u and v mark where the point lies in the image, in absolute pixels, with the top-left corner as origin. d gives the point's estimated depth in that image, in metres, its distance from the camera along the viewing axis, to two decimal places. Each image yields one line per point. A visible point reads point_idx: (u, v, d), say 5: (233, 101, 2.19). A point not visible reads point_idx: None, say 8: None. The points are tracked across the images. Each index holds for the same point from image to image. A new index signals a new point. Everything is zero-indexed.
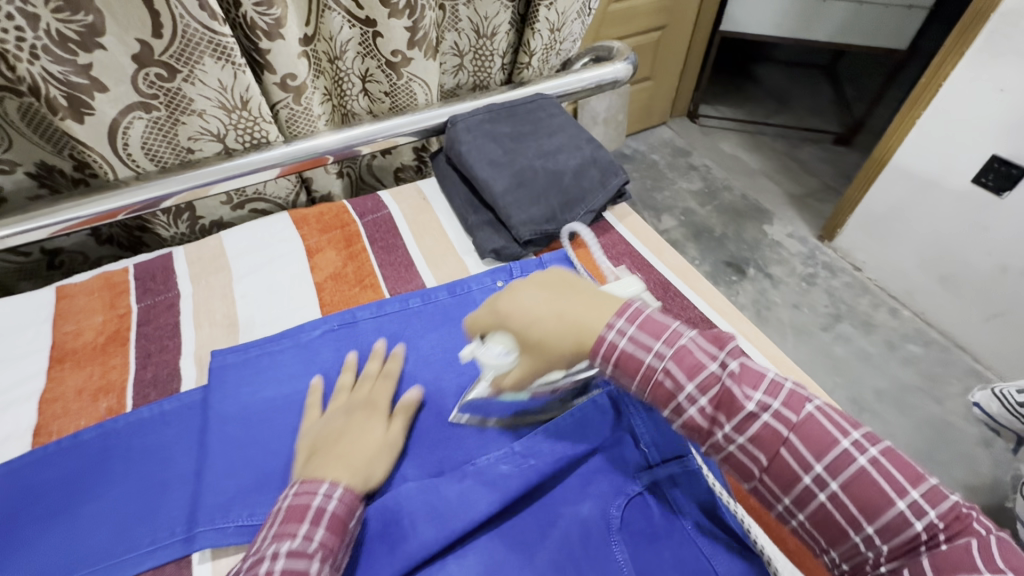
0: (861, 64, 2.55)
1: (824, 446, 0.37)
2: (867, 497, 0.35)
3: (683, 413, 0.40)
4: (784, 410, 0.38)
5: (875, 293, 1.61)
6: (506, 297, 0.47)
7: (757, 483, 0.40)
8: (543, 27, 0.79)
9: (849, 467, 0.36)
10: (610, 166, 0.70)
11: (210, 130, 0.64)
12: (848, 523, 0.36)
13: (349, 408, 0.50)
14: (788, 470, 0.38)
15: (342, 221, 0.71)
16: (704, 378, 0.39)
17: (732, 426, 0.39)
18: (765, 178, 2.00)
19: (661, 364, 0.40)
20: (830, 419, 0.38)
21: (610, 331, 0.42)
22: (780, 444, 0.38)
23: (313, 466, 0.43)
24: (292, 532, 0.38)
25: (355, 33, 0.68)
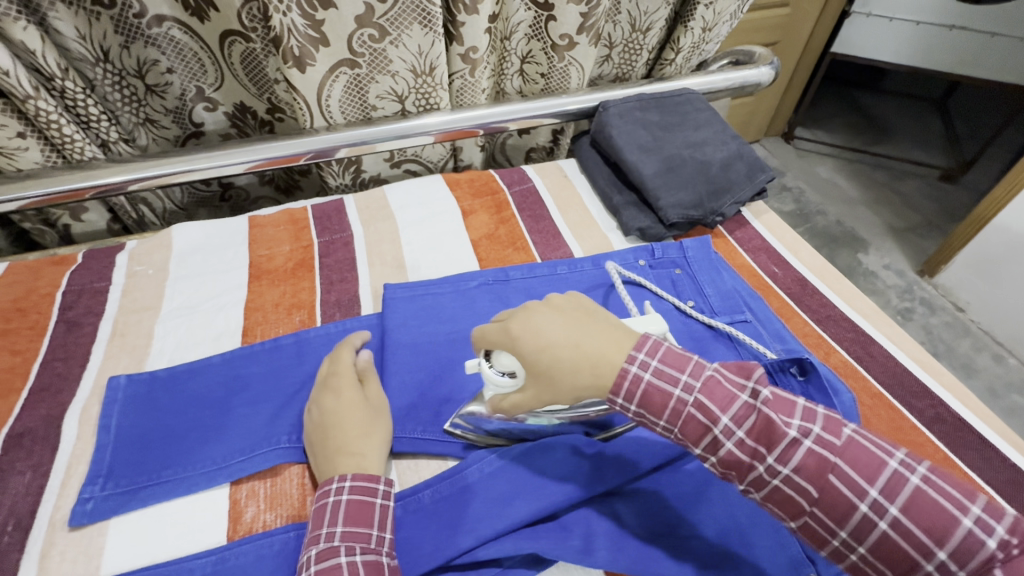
0: (975, 100, 2.41)
1: (873, 469, 0.33)
2: (925, 517, 0.31)
3: (721, 450, 0.36)
4: (827, 435, 0.34)
5: (978, 336, 1.54)
6: (520, 317, 0.40)
7: (807, 518, 0.35)
8: (695, 25, 0.82)
9: (905, 488, 0.32)
10: (758, 162, 0.72)
11: (395, 92, 0.71)
12: (915, 551, 0.31)
13: (318, 396, 0.49)
14: (841, 497, 0.33)
15: (492, 189, 0.76)
16: (740, 409, 0.36)
17: (776, 458, 0.34)
18: (862, 207, 1.93)
19: (692, 397, 0.36)
20: (870, 441, 0.34)
21: (632, 364, 0.38)
22: (829, 472, 0.33)
23: (323, 468, 0.45)
24: (316, 536, 0.40)
25: (529, 16, 0.73)
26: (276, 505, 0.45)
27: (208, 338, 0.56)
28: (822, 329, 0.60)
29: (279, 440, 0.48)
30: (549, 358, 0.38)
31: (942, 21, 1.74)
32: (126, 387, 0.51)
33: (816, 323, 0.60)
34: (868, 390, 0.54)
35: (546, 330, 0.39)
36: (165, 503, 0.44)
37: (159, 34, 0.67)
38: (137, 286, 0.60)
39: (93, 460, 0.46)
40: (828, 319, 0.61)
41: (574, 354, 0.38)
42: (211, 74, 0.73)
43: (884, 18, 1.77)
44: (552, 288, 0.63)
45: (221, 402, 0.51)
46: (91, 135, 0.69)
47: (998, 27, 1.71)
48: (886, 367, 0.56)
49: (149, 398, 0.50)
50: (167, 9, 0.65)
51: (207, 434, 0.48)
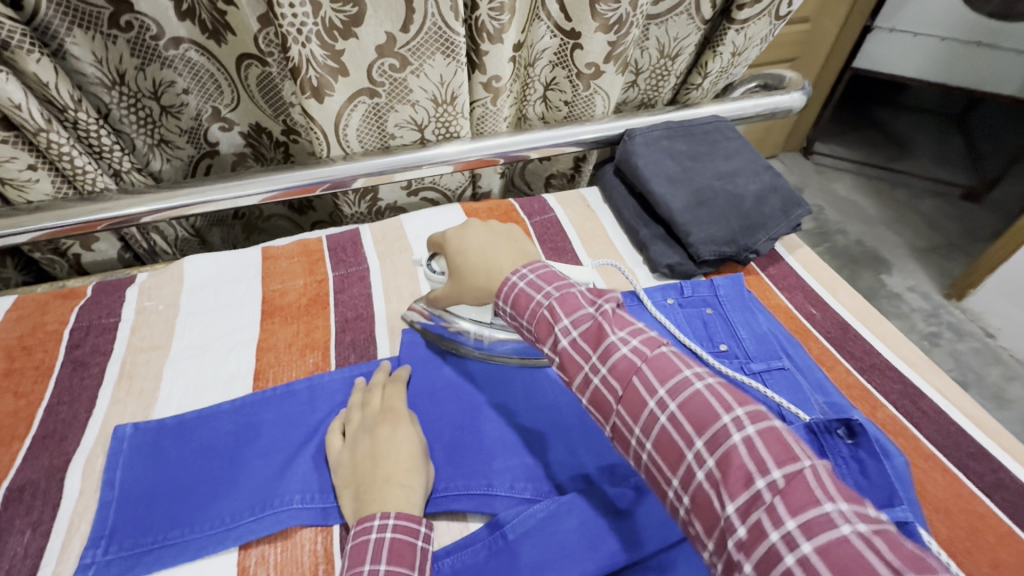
0: (1000, 116, 2.36)
1: (703, 421, 0.33)
2: (733, 466, 0.31)
3: (590, 388, 0.38)
4: (675, 391, 0.35)
5: (1009, 365, 1.48)
6: (456, 232, 0.52)
7: (648, 463, 0.35)
8: (725, 50, 0.79)
9: (724, 442, 0.32)
10: (793, 197, 0.68)
11: (415, 121, 0.68)
12: (715, 491, 0.31)
13: (370, 425, 0.48)
14: (672, 443, 0.34)
15: (512, 220, 0.74)
16: (607, 350, 0.37)
17: (629, 401, 0.36)
18: (884, 226, 1.89)
19: (568, 337, 0.40)
20: (716, 397, 0.34)
21: (517, 276, 0.44)
22: (665, 419, 0.34)
23: (368, 500, 0.42)
24: (355, 573, 0.36)
25: (554, 43, 0.71)
26: (285, 575, 0.42)
27: (217, 381, 0.54)
28: (866, 379, 0.56)
29: (291, 499, 0.45)
30: (459, 257, 0.50)
31: (968, 38, 1.69)
32: (131, 437, 0.48)
33: (860, 372, 0.57)
34: (919, 450, 0.51)
35: (465, 238, 0.51)
36: (170, 570, 0.42)
37: (175, 56, 0.65)
38: (146, 323, 0.58)
39: (95, 520, 0.43)
40: (872, 368, 0.58)
41: (480, 257, 0.49)
42: (227, 94, 0.71)
43: (908, 34, 1.73)
44: None
45: (230, 455, 0.48)
46: (104, 165, 0.67)
47: None
48: (938, 424, 0.53)
49: (156, 448, 0.48)
50: (185, 32, 0.63)
51: (216, 489, 0.46)
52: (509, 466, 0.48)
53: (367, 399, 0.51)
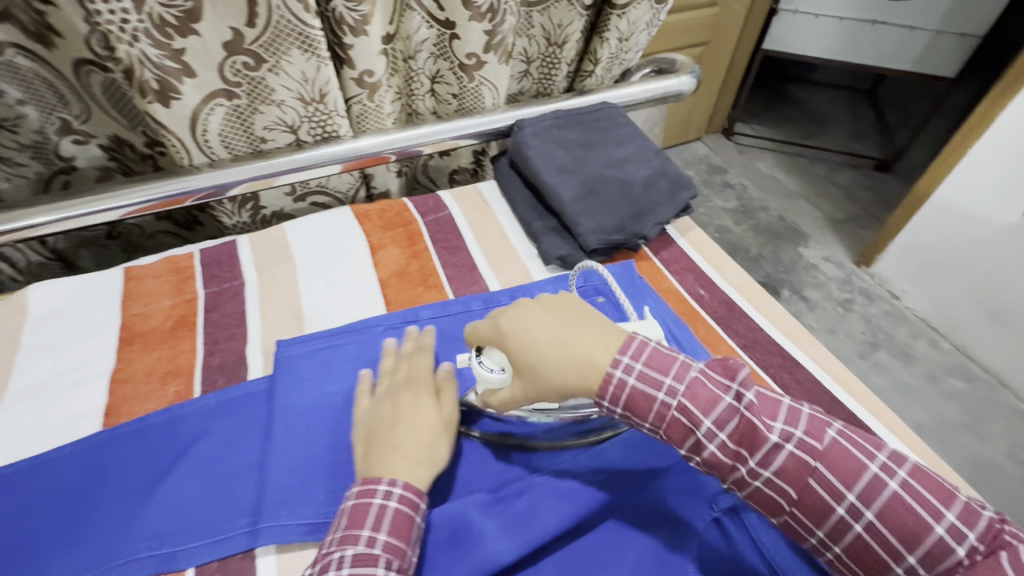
0: (902, 90, 2.51)
1: (853, 474, 0.36)
2: (898, 523, 0.34)
3: (703, 451, 0.38)
4: (808, 439, 0.37)
5: (915, 323, 1.56)
6: (509, 314, 0.44)
7: (786, 517, 0.37)
8: (612, 36, 0.79)
9: (880, 497, 0.35)
10: (680, 179, 0.69)
11: (285, 121, 0.64)
12: (885, 553, 0.35)
13: (395, 391, 0.48)
14: (820, 499, 0.36)
15: (404, 220, 0.71)
16: (723, 413, 0.38)
17: (757, 460, 0.36)
18: (801, 200, 1.97)
19: (675, 401, 0.38)
20: (853, 443, 0.37)
21: (616, 368, 0.40)
22: (807, 475, 0.36)
23: (373, 463, 0.42)
24: (355, 537, 0.38)
25: (431, 34, 0.68)
26: None
27: (63, 421, 0.49)
28: (749, 356, 0.58)
29: (137, 547, 0.42)
30: (532, 357, 0.41)
31: (863, 16, 1.78)
32: None
33: (744, 350, 0.58)
34: None
35: (535, 339, 0.42)
36: None
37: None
38: None
39: None
40: (754, 345, 0.59)
41: (566, 347, 0.41)
42: (74, 105, 0.64)
43: (810, 14, 1.80)
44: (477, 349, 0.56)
45: (74, 502, 0.44)
46: None
47: (915, 20, 1.76)
48: (813, 395, 0.55)
49: None
50: (3, 35, 0.56)
51: (55, 543, 0.42)
52: None
53: (393, 368, 0.50)
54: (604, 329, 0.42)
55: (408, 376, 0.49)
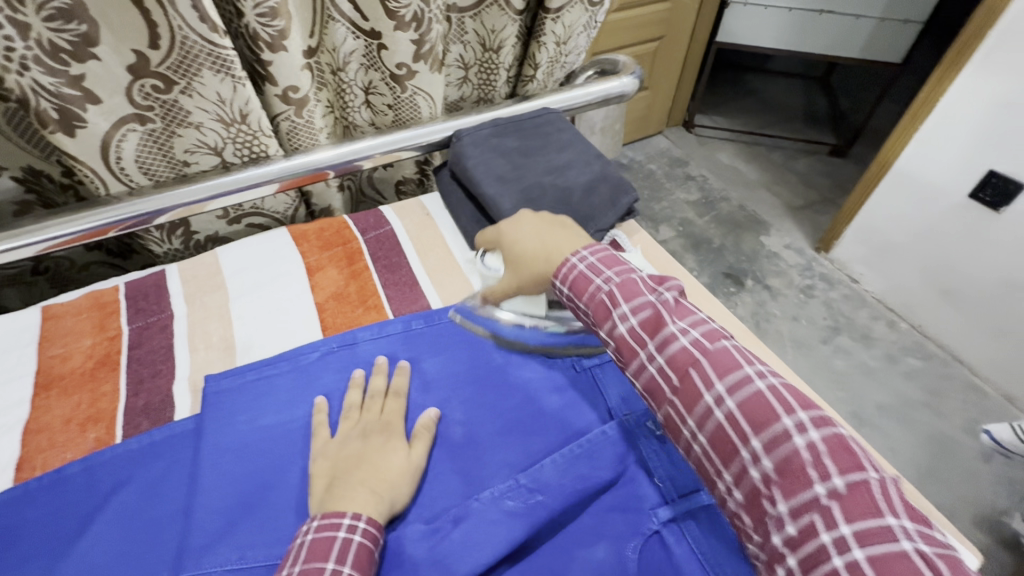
0: (855, 77, 2.57)
1: (726, 368, 0.38)
2: (757, 414, 0.36)
3: (618, 334, 0.44)
4: (702, 338, 0.40)
5: (873, 305, 1.60)
6: (510, 225, 0.55)
7: (668, 407, 0.40)
8: (549, 40, 0.78)
9: (747, 390, 0.37)
10: (621, 184, 0.68)
11: (207, 144, 0.61)
12: (738, 439, 0.36)
13: (366, 432, 0.48)
14: (694, 388, 0.39)
15: (344, 238, 0.69)
16: (640, 303, 0.43)
17: (655, 345, 0.41)
18: (761, 189, 2.00)
19: (607, 287, 0.45)
20: (742, 352, 0.39)
21: (575, 258, 0.48)
22: (690, 365, 0.39)
23: (336, 495, 0.42)
24: (317, 568, 0.38)
25: (359, 45, 0.66)
26: None
27: None
28: None
29: None
30: (515, 249, 0.53)
31: (810, 6, 1.81)
32: None
33: None
34: None
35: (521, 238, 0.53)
36: None
37: None
38: None
39: None
40: None
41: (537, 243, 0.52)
42: None
43: (760, 6, 1.83)
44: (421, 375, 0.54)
45: None
46: None
47: (860, 9, 1.80)
48: None
49: None
50: None
51: None
52: None
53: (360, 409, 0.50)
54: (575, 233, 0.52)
55: (377, 418, 0.49)
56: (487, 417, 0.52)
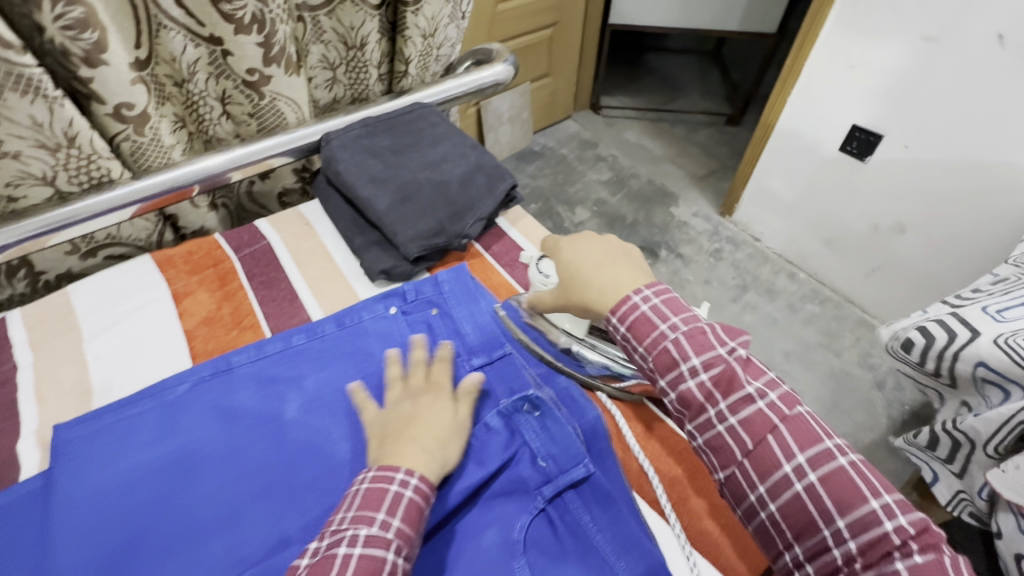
0: (742, 48, 2.73)
1: (809, 441, 0.41)
2: (840, 492, 0.39)
3: (682, 386, 0.44)
4: (779, 403, 0.42)
5: (774, 260, 1.71)
6: (568, 246, 0.54)
7: (735, 468, 0.43)
8: (414, 34, 0.77)
9: (828, 465, 0.40)
10: (496, 171, 0.69)
11: (33, 174, 0.56)
12: (820, 518, 0.39)
13: (414, 394, 0.50)
14: (770, 456, 0.41)
15: (215, 259, 0.65)
16: (712, 359, 0.43)
17: (727, 404, 0.43)
18: (667, 163, 2.08)
19: (674, 334, 0.45)
20: (819, 424, 0.42)
21: (637, 296, 0.47)
22: (769, 431, 0.41)
23: (388, 452, 0.45)
24: (368, 519, 0.40)
25: (201, 52, 0.62)
26: None
27: None
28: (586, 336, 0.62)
29: None
30: (574, 270, 0.52)
31: None
32: None
33: None
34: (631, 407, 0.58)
35: (578, 271, 0.52)
36: None
37: None
38: None
39: None
40: None
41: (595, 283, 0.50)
42: None
43: None
44: (301, 391, 0.52)
45: None
46: None
47: None
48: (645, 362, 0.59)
49: None
50: None
51: None
52: (192, 563, 0.42)
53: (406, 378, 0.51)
54: (628, 267, 0.50)
55: (424, 382, 0.51)
56: None
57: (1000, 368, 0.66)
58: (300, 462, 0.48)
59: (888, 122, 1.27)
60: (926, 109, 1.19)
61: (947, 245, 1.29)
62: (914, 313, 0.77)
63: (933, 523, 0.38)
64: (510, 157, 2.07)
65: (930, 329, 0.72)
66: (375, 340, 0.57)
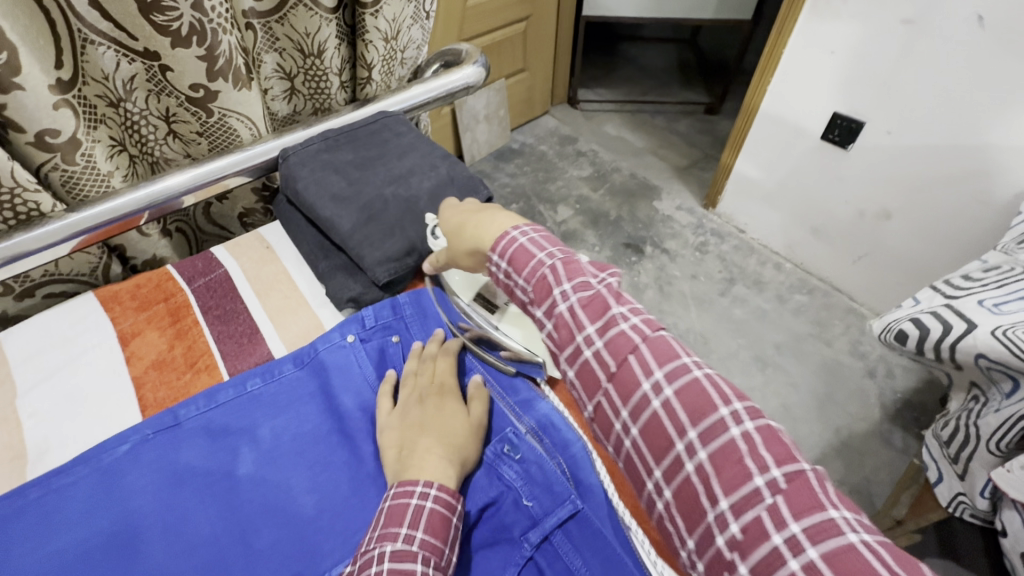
0: (718, 35, 2.70)
1: (667, 357, 0.38)
2: (697, 407, 0.36)
3: (555, 311, 0.41)
4: (642, 323, 0.40)
5: (761, 251, 1.69)
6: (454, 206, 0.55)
7: (601, 395, 0.39)
8: (375, 38, 0.71)
9: (684, 378, 0.37)
10: (469, 183, 0.64)
11: None
12: (674, 434, 0.36)
13: (421, 399, 0.51)
14: (633, 376, 0.38)
15: (166, 292, 0.59)
16: (582, 283, 0.41)
17: (592, 326, 0.39)
18: (649, 155, 2.05)
19: (550, 261, 0.43)
20: (679, 344, 0.39)
21: (515, 230, 0.45)
22: (630, 351, 0.38)
23: (410, 464, 0.46)
24: (394, 534, 0.41)
25: (137, 68, 0.57)
26: None
27: None
28: None
29: None
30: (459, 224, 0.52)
31: None
32: None
33: None
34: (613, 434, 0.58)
35: (463, 225, 0.51)
36: None
37: None
38: None
39: None
40: None
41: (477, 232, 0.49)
42: None
43: None
44: (258, 445, 0.48)
45: None
46: None
47: None
48: None
49: None
50: None
51: None
52: None
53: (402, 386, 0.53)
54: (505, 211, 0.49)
55: (429, 382, 0.53)
56: (335, 474, 0.48)
57: (1000, 359, 0.63)
58: (255, 525, 0.44)
59: (869, 108, 1.25)
60: (907, 93, 1.17)
61: (932, 231, 1.28)
62: (907, 303, 0.74)
63: (782, 431, 0.35)
64: (489, 156, 2.01)
65: (925, 320, 0.69)
66: (337, 376, 0.53)
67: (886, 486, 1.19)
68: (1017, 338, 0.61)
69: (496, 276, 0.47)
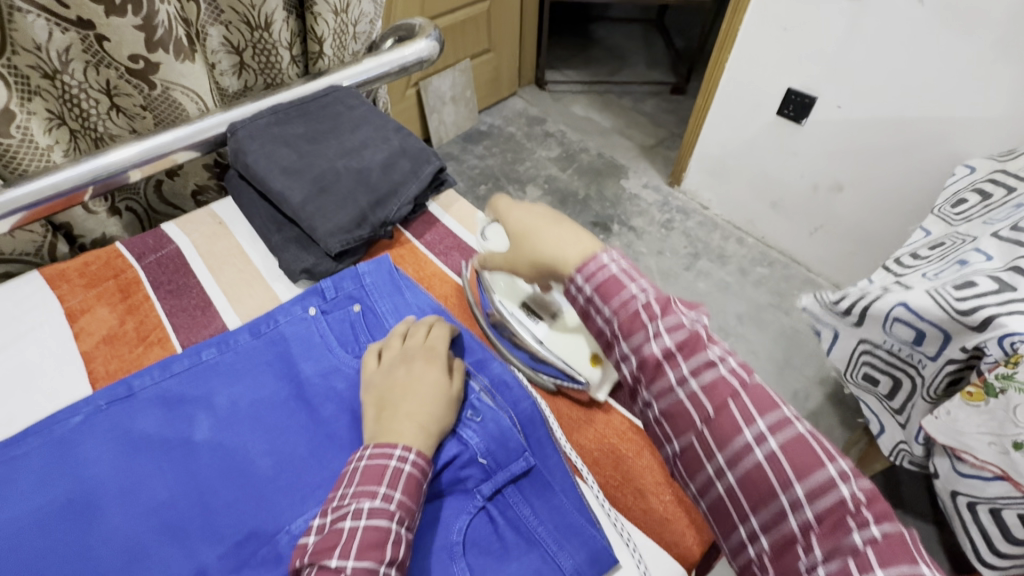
0: (684, 15, 2.72)
1: (767, 408, 0.41)
2: (799, 460, 0.39)
3: (643, 348, 0.44)
4: (737, 368, 0.43)
5: (723, 226, 1.73)
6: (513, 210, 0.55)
7: (695, 435, 0.42)
8: (324, 11, 0.71)
9: (788, 431, 0.40)
10: (421, 153, 0.65)
11: None
12: (778, 484, 0.39)
13: (407, 357, 0.51)
14: (733, 421, 0.41)
15: (115, 268, 0.59)
16: (676, 322, 0.44)
17: (690, 366, 0.42)
18: (617, 135, 2.07)
19: (641, 297, 0.45)
20: (774, 395, 0.43)
21: (604, 256, 0.47)
22: (730, 397, 0.41)
23: (387, 430, 0.45)
24: (371, 493, 0.41)
25: (72, 38, 0.55)
26: None
27: None
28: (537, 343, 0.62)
29: None
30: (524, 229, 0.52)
31: None
32: None
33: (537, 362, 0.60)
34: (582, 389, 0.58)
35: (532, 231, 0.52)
36: None
37: None
38: None
39: None
40: None
41: (553, 247, 0.49)
42: None
43: None
44: (213, 412, 0.49)
45: None
46: None
47: None
48: None
49: None
50: None
51: None
52: None
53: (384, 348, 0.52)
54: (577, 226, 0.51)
55: (420, 343, 0.52)
56: (292, 436, 0.49)
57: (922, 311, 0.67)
58: (213, 487, 0.45)
59: (820, 83, 1.28)
60: (855, 69, 1.21)
61: (881, 201, 1.33)
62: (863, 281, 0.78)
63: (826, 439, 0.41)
64: (457, 138, 2.00)
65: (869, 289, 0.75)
66: (294, 344, 0.53)
67: (839, 444, 1.25)
68: (946, 292, 0.65)
69: (574, 298, 0.48)
